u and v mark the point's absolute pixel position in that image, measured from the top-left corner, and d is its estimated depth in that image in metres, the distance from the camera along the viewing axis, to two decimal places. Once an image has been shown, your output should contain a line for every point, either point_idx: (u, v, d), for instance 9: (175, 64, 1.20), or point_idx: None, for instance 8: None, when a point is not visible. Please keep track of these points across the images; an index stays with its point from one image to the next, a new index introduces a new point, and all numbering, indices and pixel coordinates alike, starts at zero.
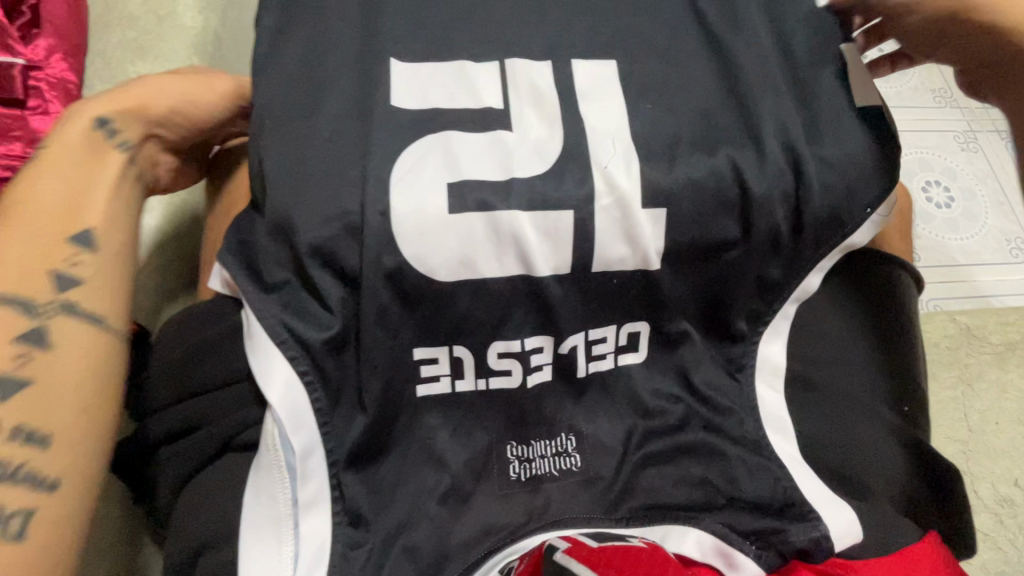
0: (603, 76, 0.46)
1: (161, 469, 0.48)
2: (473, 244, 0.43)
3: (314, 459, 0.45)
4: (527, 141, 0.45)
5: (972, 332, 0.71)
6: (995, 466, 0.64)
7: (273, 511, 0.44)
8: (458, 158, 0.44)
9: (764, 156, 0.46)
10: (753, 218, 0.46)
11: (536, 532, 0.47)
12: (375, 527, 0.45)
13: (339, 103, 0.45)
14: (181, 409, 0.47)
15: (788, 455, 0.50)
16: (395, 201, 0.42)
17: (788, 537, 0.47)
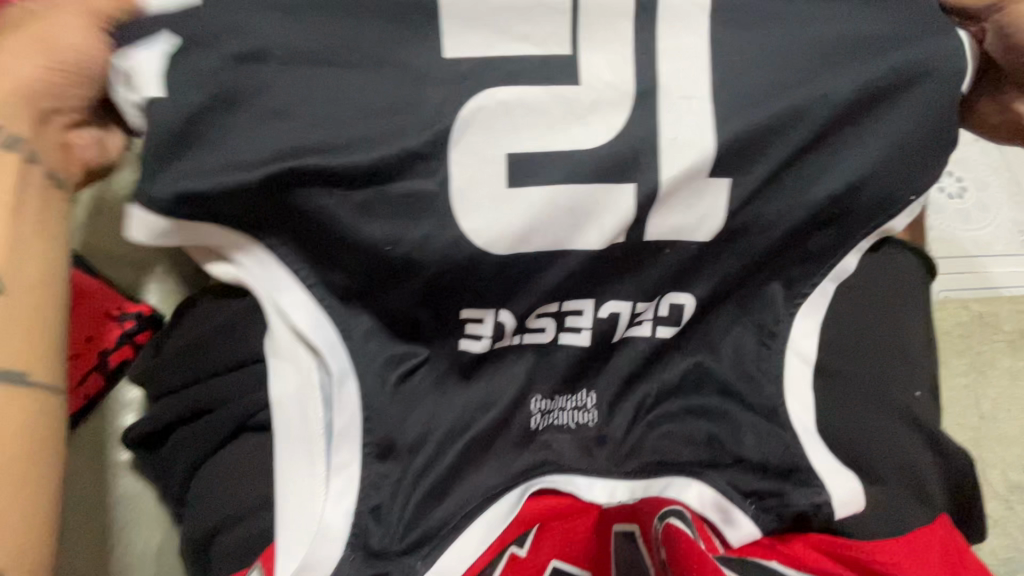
0: (682, 23, 0.42)
1: (179, 448, 0.48)
2: (536, 218, 0.42)
3: (348, 389, 0.45)
4: (584, 106, 0.42)
5: (984, 318, 0.70)
6: (1006, 454, 0.64)
7: (305, 433, 0.45)
8: (518, 127, 0.42)
9: (819, 134, 0.44)
10: (811, 191, 0.46)
11: (548, 475, 0.49)
12: (407, 457, 0.46)
13: (368, 48, 0.40)
14: (200, 388, 0.48)
15: (802, 427, 0.50)
16: (455, 172, 0.41)
17: (788, 500, 0.48)
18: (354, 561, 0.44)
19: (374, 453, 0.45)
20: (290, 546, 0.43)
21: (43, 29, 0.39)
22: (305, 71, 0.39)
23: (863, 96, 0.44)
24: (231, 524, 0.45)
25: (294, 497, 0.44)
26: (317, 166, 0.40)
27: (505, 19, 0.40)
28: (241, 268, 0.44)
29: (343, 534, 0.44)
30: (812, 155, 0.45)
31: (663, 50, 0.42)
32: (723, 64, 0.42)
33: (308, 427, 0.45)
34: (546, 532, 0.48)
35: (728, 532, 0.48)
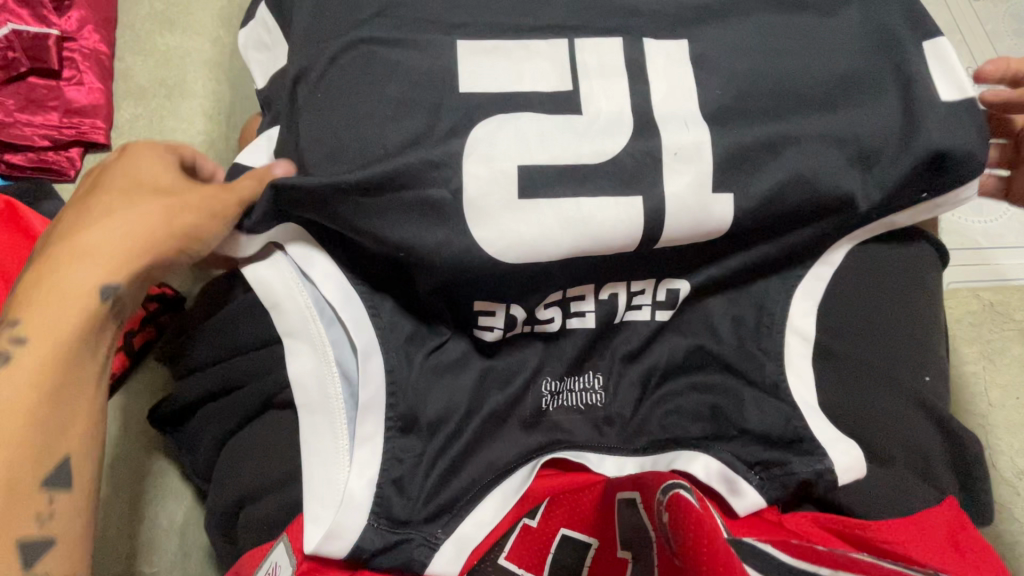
0: (675, 55, 0.47)
1: (205, 425, 0.50)
2: (547, 229, 0.43)
3: (373, 365, 0.46)
4: (589, 121, 0.45)
5: (995, 307, 0.71)
6: (1014, 440, 0.64)
7: (326, 405, 0.47)
8: (530, 143, 0.44)
9: (812, 155, 0.46)
10: (820, 189, 0.47)
11: (559, 451, 0.49)
12: (426, 434, 0.47)
13: (402, 64, 0.45)
14: (225, 366, 0.49)
15: (805, 402, 0.51)
16: (467, 180, 0.43)
17: (792, 469, 0.49)
18: (379, 529, 0.45)
19: (397, 428, 0.47)
20: (316, 515, 0.44)
21: (197, 209, 0.41)
22: (336, 88, 0.44)
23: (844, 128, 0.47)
24: (257, 499, 0.47)
25: (318, 463, 0.46)
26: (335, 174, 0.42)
27: (513, 47, 0.46)
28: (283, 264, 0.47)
29: (365, 504, 0.45)
30: (817, 174, 0.46)
31: (655, 75, 0.47)
32: (718, 87, 0.47)
33: (329, 402, 0.47)
34: (553, 505, 0.49)
35: (734, 502, 0.49)
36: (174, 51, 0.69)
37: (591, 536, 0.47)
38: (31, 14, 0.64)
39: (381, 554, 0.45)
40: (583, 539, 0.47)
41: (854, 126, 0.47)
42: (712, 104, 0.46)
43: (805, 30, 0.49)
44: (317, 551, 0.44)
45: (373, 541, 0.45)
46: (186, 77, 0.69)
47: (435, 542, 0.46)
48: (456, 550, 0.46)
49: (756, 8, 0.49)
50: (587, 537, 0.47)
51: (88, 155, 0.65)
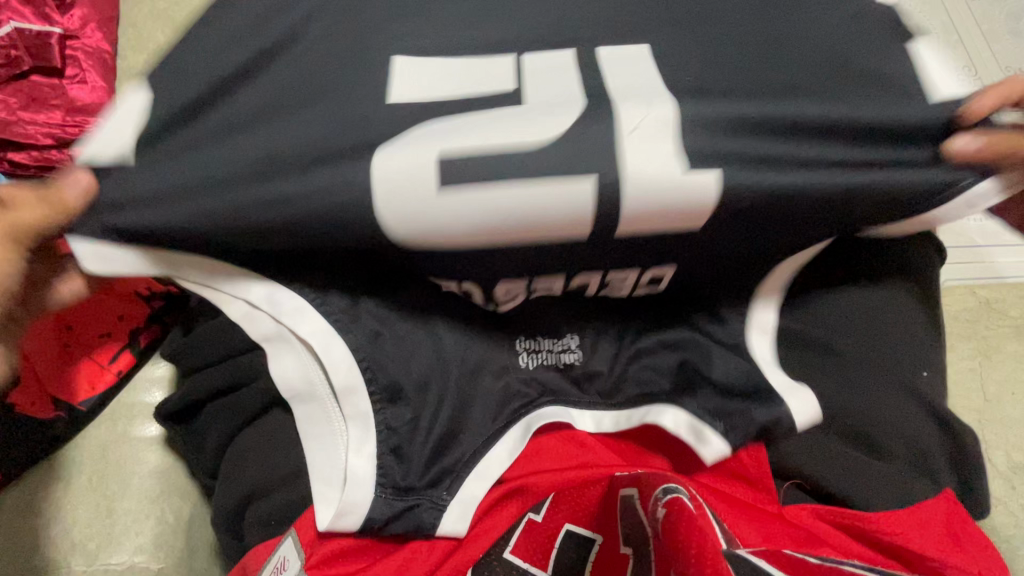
0: None
1: (212, 423, 0.50)
2: (474, 205, 0.36)
3: (335, 347, 0.44)
4: (560, 117, 0.38)
5: (991, 305, 0.72)
6: (1009, 435, 0.65)
7: (314, 396, 0.46)
8: (467, 120, 0.37)
9: (795, 143, 0.38)
10: (810, 169, 0.38)
11: (544, 406, 0.51)
12: (416, 399, 0.47)
13: None
14: (231, 364, 0.49)
15: (764, 359, 0.50)
16: (402, 151, 0.36)
17: (752, 415, 0.49)
18: (386, 498, 0.46)
19: (384, 399, 0.46)
20: (324, 494, 0.45)
21: None
22: (295, 59, 0.39)
23: (848, 108, 0.38)
24: (264, 496, 0.47)
25: (319, 454, 0.46)
26: (267, 180, 0.36)
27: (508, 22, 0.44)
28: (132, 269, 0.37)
29: (370, 479, 0.45)
30: (814, 165, 0.38)
31: None
32: (700, 72, 0.40)
33: (314, 390, 0.46)
34: (557, 499, 0.50)
35: (700, 449, 0.49)
36: None
37: (596, 534, 0.48)
38: (34, 12, 0.64)
39: (392, 521, 0.46)
40: (587, 535, 0.48)
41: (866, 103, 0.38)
42: (699, 74, 0.39)
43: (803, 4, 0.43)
44: (332, 528, 0.44)
45: (381, 511, 0.45)
46: None
47: (441, 505, 0.47)
48: (462, 510, 0.47)
49: None
50: (592, 533, 0.48)
51: None
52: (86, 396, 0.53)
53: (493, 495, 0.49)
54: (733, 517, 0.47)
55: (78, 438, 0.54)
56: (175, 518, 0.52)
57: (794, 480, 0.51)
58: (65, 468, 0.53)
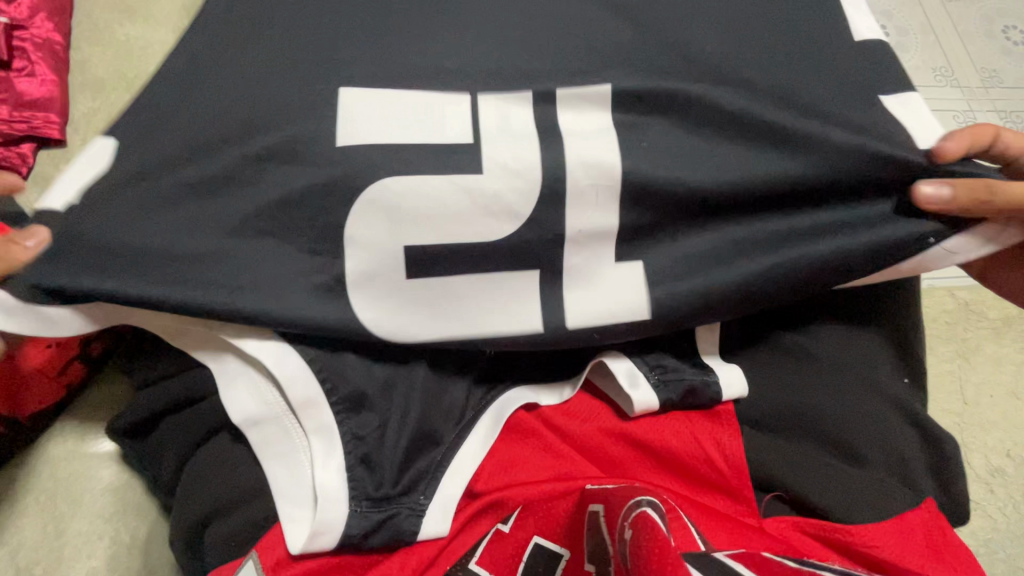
0: (653, 47, 0.46)
1: (169, 438, 0.47)
2: (416, 304, 0.43)
3: (289, 359, 0.43)
4: (511, 159, 0.42)
5: (970, 306, 0.71)
6: (988, 438, 0.65)
7: (268, 412, 0.44)
8: (430, 199, 0.41)
9: (749, 211, 0.44)
10: (760, 240, 0.44)
11: (510, 390, 0.50)
12: (379, 403, 0.46)
13: (372, 57, 0.43)
14: (188, 377, 0.46)
15: (707, 351, 0.53)
16: (384, 213, 0.41)
17: (683, 373, 0.51)
18: (362, 511, 0.43)
19: (345, 408, 0.45)
20: (295, 515, 0.43)
21: None
22: (289, 86, 0.42)
23: (820, 191, 0.44)
24: (224, 514, 0.45)
25: (284, 470, 0.44)
26: (259, 223, 0.40)
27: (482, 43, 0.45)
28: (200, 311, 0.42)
29: (341, 495, 0.43)
30: (808, 240, 0.44)
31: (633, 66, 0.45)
32: (701, 145, 0.44)
33: (271, 409, 0.44)
34: (528, 511, 0.48)
35: (633, 395, 0.49)
36: (136, 43, 0.67)
37: (562, 547, 0.47)
38: None
39: (371, 535, 0.44)
40: (554, 549, 0.47)
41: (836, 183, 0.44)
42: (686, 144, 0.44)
43: (796, 65, 0.46)
44: (305, 550, 0.42)
45: (358, 526, 0.43)
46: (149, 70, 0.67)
47: (420, 509, 0.45)
48: (443, 512, 0.45)
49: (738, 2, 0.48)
50: (558, 548, 0.47)
51: (41, 151, 0.61)
52: (31, 410, 0.49)
53: (470, 509, 0.47)
54: (709, 523, 0.47)
55: (25, 454, 0.50)
56: (131, 539, 0.49)
57: (776, 491, 0.49)
58: (10, 486, 0.49)
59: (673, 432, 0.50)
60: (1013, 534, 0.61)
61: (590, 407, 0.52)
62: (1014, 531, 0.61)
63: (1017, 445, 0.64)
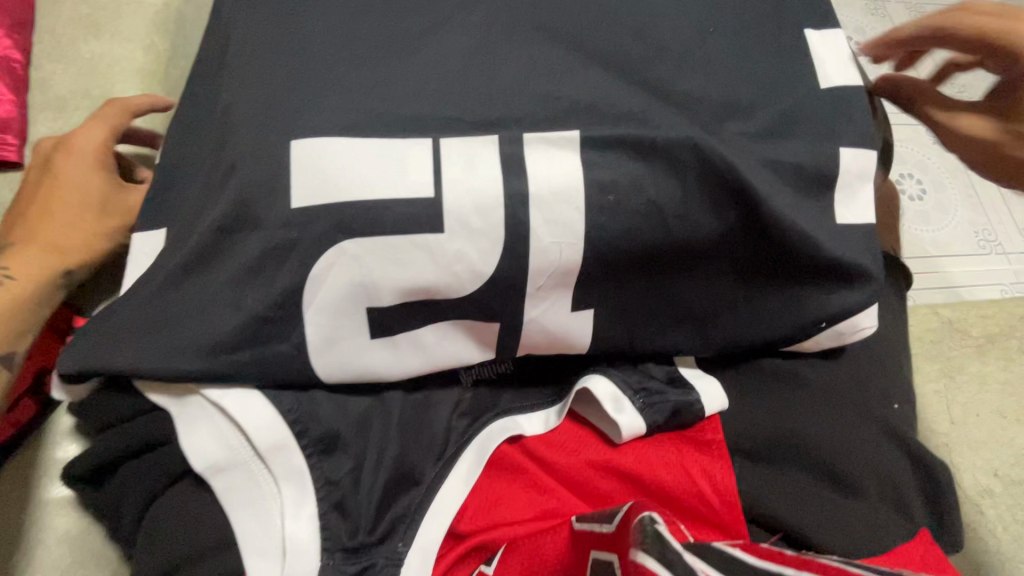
0: (635, 74, 0.45)
1: (126, 483, 0.44)
2: (381, 360, 0.43)
3: (258, 404, 0.42)
4: (491, 191, 0.40)
5: (953, 325, 0.72)
6: (976, 458, 0.64)
7: (234, 460, 0.41)
8: (396, 243, 0.40)
9: (703, 266, 0.46)
10: (700, 297, 0.47)
11: (491, 421, 0.49)
12: (355, 444, 0.44)
13: (348, 82, 0.42)
14: (148, 420, 0.43)
15: (692, 373, 0.52)
16: (347, 275, 0.40)
17: (667, 397, 0.50)
18: (336, 563, 0.41)
19: (319, 452, 0.43)
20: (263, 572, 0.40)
21: None
22: (265, 118, 0.41)
23: (764, 252, 0.46)
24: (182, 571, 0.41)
25: (251, 524, 0.41)
26: (237, 261, 0.40)
27: (460, 66, 0.43)
28: (158, 362, 0.40)
29: (314, 545, 0.41)
30: (750, 308, 0.48)
31: (616, 91, 0.44)
32: (679, 185, 0.43)
33: (238, 455, 0.41)
34: (514, 552, 0.45)
35: (618, 420, 0.48)
36: (100, 59, 0.64)
37: None
38: None
39: None
40: None
41: (793, 259, 0.46)
42: (669, 167, 0.43)
43: (774, 101, 0.47)
44: None
45: None
46: (115, 87, 0.64)
47: (398, 558, 0.43)
48: (423, 557, 0.43)
49: (718, 30, 0.48)
50: None
51: None
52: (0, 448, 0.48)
53: (453, 553, 0.45)
54: None
55: None
56: None
57: (773, 527, 0.48)
58: None
59: (663, 463, 0.49)
60: (1006, 557, 0.60)
61: (574, 438, 0.50)
62: (1004, 554, 0.60)
63: (1005, 465, 0.64)
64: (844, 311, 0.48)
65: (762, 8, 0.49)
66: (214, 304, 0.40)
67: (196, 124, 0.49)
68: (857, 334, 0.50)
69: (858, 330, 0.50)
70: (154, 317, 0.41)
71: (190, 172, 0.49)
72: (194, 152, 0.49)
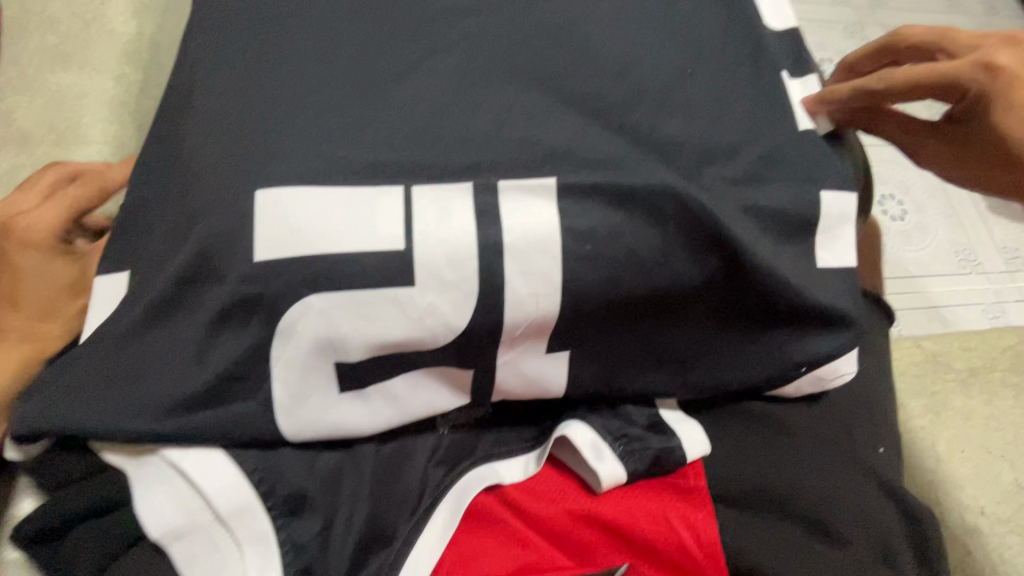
0: (613, 119, 0.45)
1: (79, 548, 0.41)
2: (350, 414, 0.41)
3: (219, 465, 0.39)
4: (465, 242, 0.39)
5: (937, 358, 0.72)
6: (963, 496, 0.64)
7: (193, 525, 0.39)
8: (365, 296, 0.38)
9: (683, 312, 0.45)
10: (680, 342, 0.46)
11: (467, 471, 0.47)
12: (324, 503, 0.42)
13: (317, 128, 0.40)
14: (108, 480, 0.41)
15: (675, 417, 0.50)
16: (313, 329, 0.38)
17: (648, 444, 0.48)
18: None
19: (285, 513, 0.41)
20: None
21: None
22: (229, 165, 0.40)
23: (745, 298, 0.45)
24: None
25: None
26: (198, 316, 0.38)
27: (434, 111, 0.42)
28: (110, 422, 0.38)
29: None
30: (731, 353, 0.47)
31: (593, 137, 0.43)
32: (658, 233, 0.42)
33: (197, 520, 0.39)
34: None
35: (598, 470, 0.47)
36: (68, 90, 0.62)
37: None
38: None
39: None
40: None
41: (775, 305, 0.46)
42: (648, 215, 0.42)
43: (754, 145, 0.46)
44: None
45: None
46: (82, 119, 0.62)
47: None
48: None
49: (698, 72, 0.47)
50: None
51: None
52: None
53: None
54: None
55: None
56: None
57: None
58: None
59: (646, 514, 0.47)
60: None
61: (554, 486, 0.49)
62: None
63: (991, 503, 0.64)
64: (826, 355, 0.48)
65: (741, 51, 0.49)
66: (173, 361, 0.38)
67: (161, 165, 0.48)
68: (837, 380, 0.50)
69: (838, 375, 0.50)
70: (109, 372, 0.39)
71: (151, 214, 0.46)
72: (159, 193, 0.47)
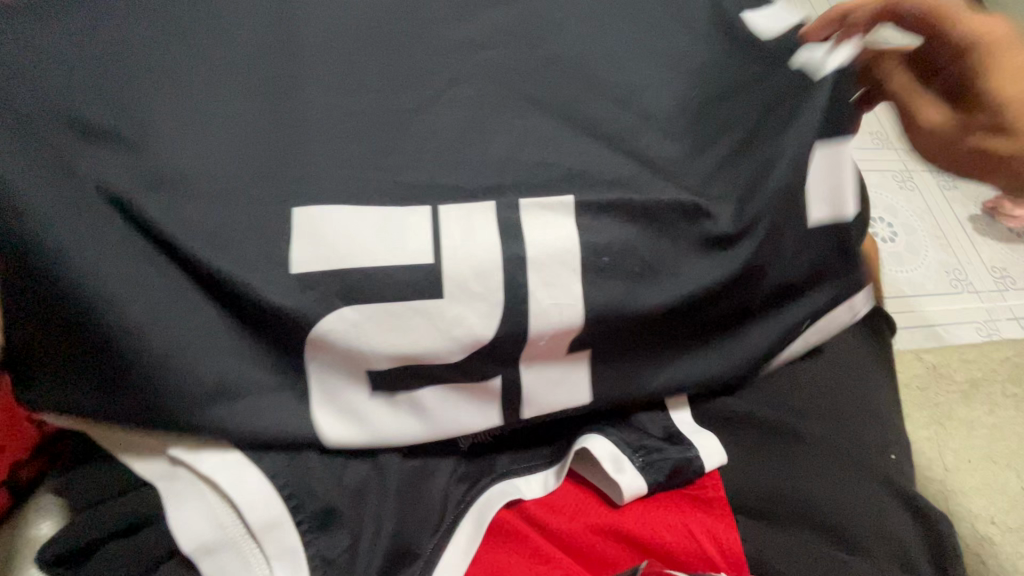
0: (623, 142, 0.47)
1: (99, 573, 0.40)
2: (383, 421, 0.43)
3: (252, 478, 0.40)
4: (490, 257, 0.41)
5: (938, 370, 0.73)
6: (974, 505, 0.65)
7: (221, 539, 0.39)
8: (396, 307, 0.40)
9: (697, 316, 0.47)
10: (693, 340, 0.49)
11: (490, 487, 0.48)
12: (352, 517, 0.43)
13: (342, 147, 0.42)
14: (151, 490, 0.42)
15: (690, 428, 0.52)
16: (349, 335, 0.39)
17: (666, 454, 0.49)
18: None
19: (313, 527, 0.41)
20: None
21: None
22: None
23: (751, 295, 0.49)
24: None
25: None
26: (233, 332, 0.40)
27: (455, 136, 0.44)
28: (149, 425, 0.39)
29: None
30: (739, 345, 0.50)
31: (606, 158, 0.46)
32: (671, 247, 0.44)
33: (227, 533, 0.39)
34: None
35: (619, 481, 0.47)
36: None
37: None
38: None
39: None
40: None
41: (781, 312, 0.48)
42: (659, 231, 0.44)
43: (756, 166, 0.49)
44: None
45: None
46: None
47: None
48: None
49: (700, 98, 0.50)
50: None
51: None
52: None
53: None
54: None
55: None
56: None
57: None
58: None
59: (667, 525, 0.48)
60: None
61: (576, 501, 0.49)
62: None
63: (1002, 512, 0.64)
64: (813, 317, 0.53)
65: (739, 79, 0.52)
66: None
67: None
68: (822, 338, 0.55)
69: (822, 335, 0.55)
70: (92, 347, 0.37)
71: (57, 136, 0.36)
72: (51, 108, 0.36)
